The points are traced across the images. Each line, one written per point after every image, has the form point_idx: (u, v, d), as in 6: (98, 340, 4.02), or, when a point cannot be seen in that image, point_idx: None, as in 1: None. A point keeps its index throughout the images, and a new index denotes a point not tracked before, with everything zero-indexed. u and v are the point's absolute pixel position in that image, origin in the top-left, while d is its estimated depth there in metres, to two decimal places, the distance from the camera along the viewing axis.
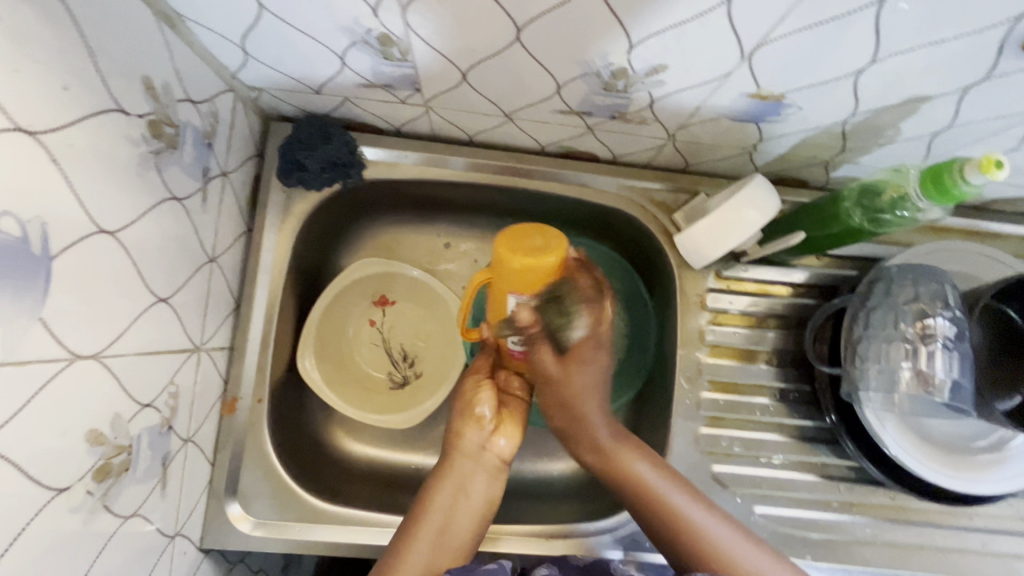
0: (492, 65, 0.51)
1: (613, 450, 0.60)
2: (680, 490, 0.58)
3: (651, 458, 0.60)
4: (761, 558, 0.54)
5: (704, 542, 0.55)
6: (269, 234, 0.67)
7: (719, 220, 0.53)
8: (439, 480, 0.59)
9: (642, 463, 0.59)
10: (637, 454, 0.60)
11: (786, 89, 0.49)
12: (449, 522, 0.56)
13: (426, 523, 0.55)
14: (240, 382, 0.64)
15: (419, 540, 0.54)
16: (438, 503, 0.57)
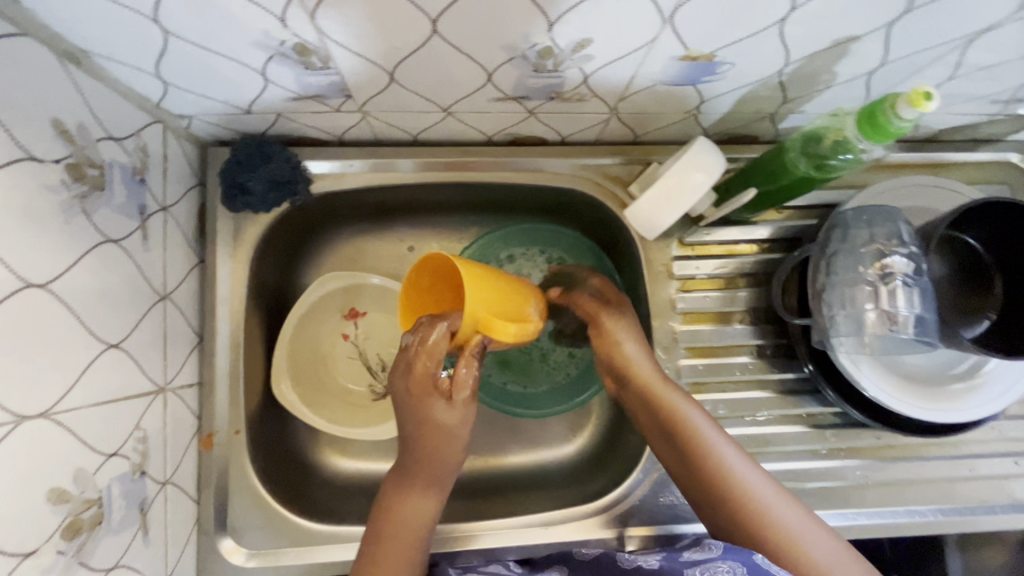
0: (418, 61, 0.50)
1: (660, 392, 0.60)
2: (721, 443, 0.58)
3: (701, 413, 0.59)
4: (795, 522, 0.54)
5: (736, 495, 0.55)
6: (223, 263, 0.65)
7: (668, 186, 0.51)
8: (408, 486, 0.59)
9: (694, 412, 0.59)
10: (684, 400, 0.60)
11: (715, 47, 0.49)
12: (422, 525, 0.59)
13: (399, 528, 0.58)
14: (215, 417, 0.63)
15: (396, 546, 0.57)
16: (412, 506, 0.59)
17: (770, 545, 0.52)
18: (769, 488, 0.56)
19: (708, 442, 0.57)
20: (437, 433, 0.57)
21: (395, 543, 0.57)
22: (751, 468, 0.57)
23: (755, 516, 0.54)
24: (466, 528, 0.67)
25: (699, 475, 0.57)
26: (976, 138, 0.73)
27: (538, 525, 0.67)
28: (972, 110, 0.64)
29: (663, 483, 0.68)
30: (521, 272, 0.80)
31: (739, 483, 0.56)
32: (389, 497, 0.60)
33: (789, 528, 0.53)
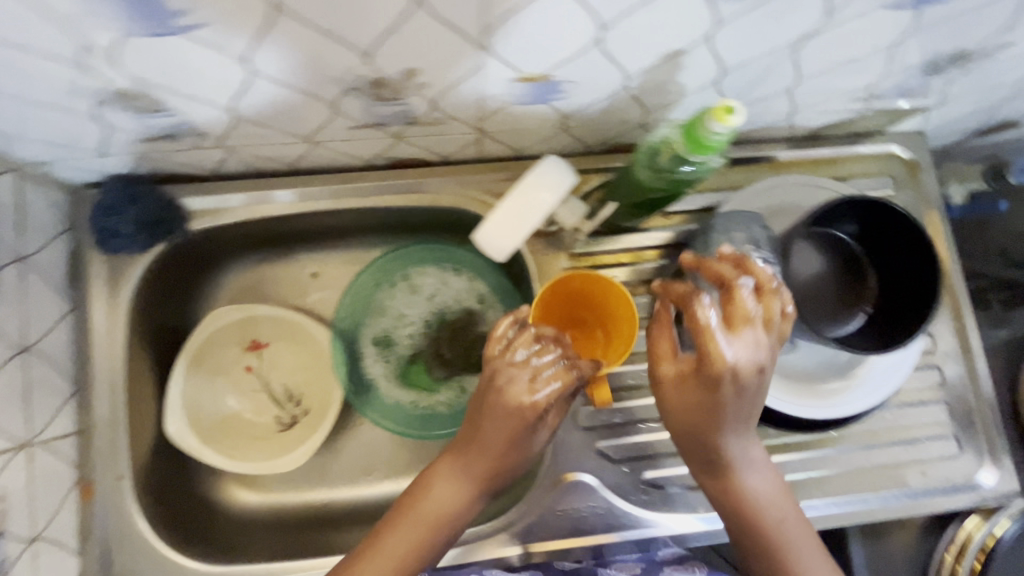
0: (252, 99, 0.50)
1: (735, 428, 0.52)
2: (770, 483, 0.56)
3: (761, 456, 0.56)
4: (817, 566, 0.55)
5: (771, 532, 0.55)
6: (99, 307, 0.64)
7: (517, 207, 0.51)
8: (454, 485, 0.58)
9: (753, 450, 0.55)
10: (752, 443, 0.55)
11: (546, 68, 0.49)
12: (435, 534, 0.57)
13: (411, 526, 0.57)
14: (96, 465, 0.62)
15: (412, 537, 0.57)
16: (434, 506, 0.58)
17: (759, 557, 0.56)
18: (805, 533, 0.56)
19: (761, 479, 0.56)
20: (512, 440, 0.56)
21: (403, 530, 0.57)
22: (793, 510, 0.56)
23: (761, 533, 0.55)
24: None
25: (742, 506, 0.55)
26: (857, 131, 0.75)
27: None
28: (837, 107, 0.65)
29: (563, 496, 0.68)
30: (417, 292, 0.81)
31: (763, 505, 0.55)
32: (425, 487, 0.59)
33: (795, 550, 0.55)
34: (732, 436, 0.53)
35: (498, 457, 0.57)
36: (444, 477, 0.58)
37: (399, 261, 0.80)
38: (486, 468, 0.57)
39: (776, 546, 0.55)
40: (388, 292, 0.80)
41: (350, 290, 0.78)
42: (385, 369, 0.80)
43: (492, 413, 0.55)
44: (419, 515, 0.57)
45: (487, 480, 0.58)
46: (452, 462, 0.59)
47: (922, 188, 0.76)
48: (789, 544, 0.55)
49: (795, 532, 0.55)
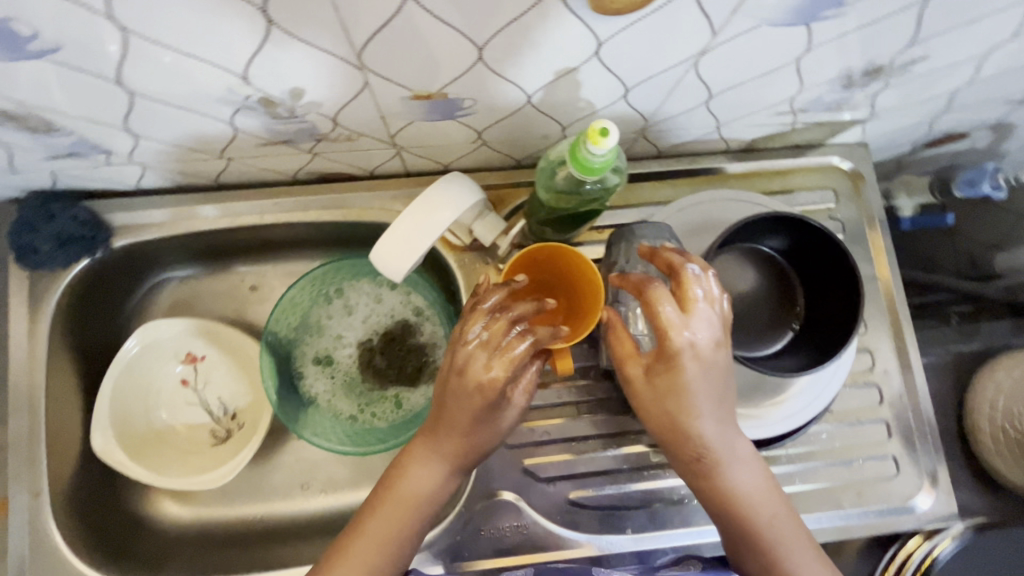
0: (143, 119, 0.49)
1: (714, 417, 0.50)
2: (756, 476, 0.52)
3: (745, 448, 0.52)
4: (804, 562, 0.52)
5: (755, 528, 0.52)
6: (21, 322, 0.65)
7: (413, 224, 0.50)
8: (426, 470, 0.56)
9: (738, 443, 0.52)
10: (736, 436, 0.51)
11: (437, 86, 0.48)
12: (409, 523, 0.57)
13: (386, 516, 0.56)
14: (14, 480, 0.63)
15: (389, 520, 0.56)
16: (409, 495, 0.57)
17: (746, 555, 0.53)
18: (792, 526, 0.53)
19: (747, 473, 0.52)
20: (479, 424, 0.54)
21: (382, 515, 0.56)
22: (779, 503, 0.53)
23: (748, 533, 0.52)
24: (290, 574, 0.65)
25: (723, 501, 0.52)
26: (797, 144, 0.73)
27: None
28: (764, 120, 0.64)
29: (486, 515, 0.67)
30: (351, 307, 0.80)
31: (750, 504, 0.52)
32: (397, 475, 0.57)
33: (786, 547, 0.52)
34: (713, 429, 0.50)
35: (468, 438, 0.55)
36: (419, 464, 0.57)
37: (334, 273, 0.79)
38: (454, 450, 0.55)
39: (764, 544, 0.52)
40: (326, 305, 0.79)
41: (282, 301, 0.76)
42: (327, 386, 0.78)
43: (452, 394, 0.52)
44: (396, 500, 0.56)
45: (456, 463, 0.56)
46: (421, 449, 0.57)
47: (864, 200, 0.75)
48: (777, 542, 0.52)
49: (782, 527, 0.52)
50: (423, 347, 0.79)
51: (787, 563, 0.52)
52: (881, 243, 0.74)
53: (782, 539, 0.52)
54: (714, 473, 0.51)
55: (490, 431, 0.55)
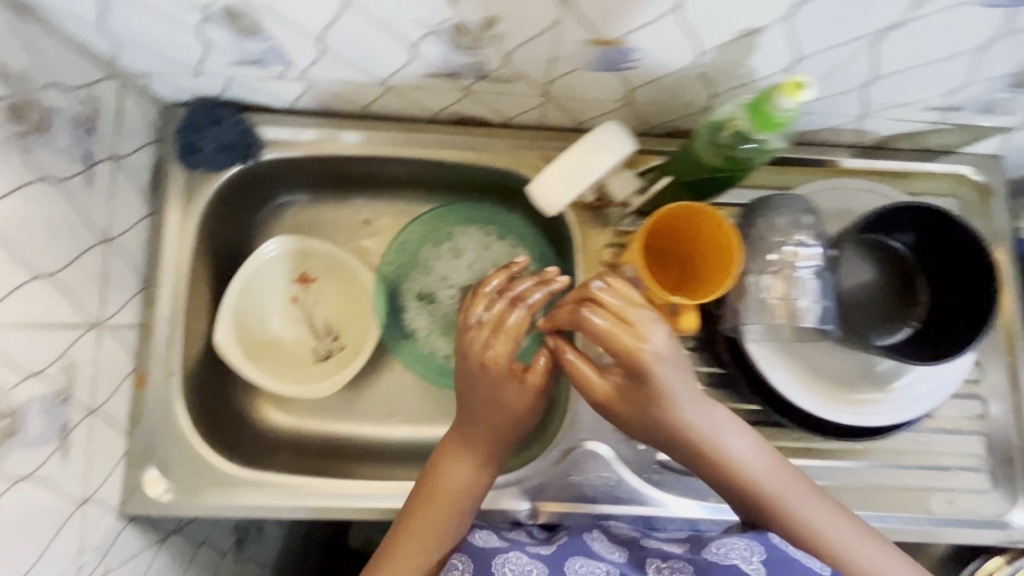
0: (341, 32, 0.53)
1: (684, 397, 0.55)
2: (750, 447, 0.58)
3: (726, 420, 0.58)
4: (832, 522, 0.55)
5: (772, 499, 0.56)
6: (173, 216, 0.70)
7: (577, 163, 0.53)
8: (462, 458, 0.61)
9: (719, 419, 0.57)
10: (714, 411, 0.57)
11: (620, 32, 0.50)
12: (462, 507, 0.60)
13: (434, 505, 0.59)
14: (150, 358, 0.67)
15: (438, 515, 0.59)
16: (455, 480, 0.60)
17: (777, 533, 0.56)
18: (806, 492, 0.57)
19: (740, 448, 0.57)
20: (489, 401, 0.61)
21: (430, 509, 0.59)
22: (783, 470, 0.58)
23: (768, 508, 0.56)
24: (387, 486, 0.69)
25: (734, 481, 0.57)
26: (929, 147, 0.73)
27: None
28: (910, 115, 0.64)
29: (573, 464, 0.69)
30: (460, 251, 0.83)
31: (757, 479, 0.57)
32: (439, 468, 0.61)
33: (808, 513, 0.56)
34: (689, 404, 0.56)
35: (492, 417, 0.62)
36: (451, 455, 0.62)
37: (448, 218, 0.82)
38: (483, 428, 0.62)
39: (789, 518, 0.56)
40: (435, 246, 0.83)
41: (399, 239, 0.81)
42: (428, 322, 0.81)
43: (467, 378, 0.62)
44: (441, 493, 0.60)
45: (489, 447, 0.62)
46: (456, 440, 0.63)
47: (989, 214, 0.74)
48: (802, 515, 0.56)
49: (798, 494, 0.56)
50: None
51: (813, 532, 0.55)
52: (1002, 259, 0.73)
53: (806, 511, 0.56)
54: (713, 453, 0.57)
55: (511, 404, 0.62)
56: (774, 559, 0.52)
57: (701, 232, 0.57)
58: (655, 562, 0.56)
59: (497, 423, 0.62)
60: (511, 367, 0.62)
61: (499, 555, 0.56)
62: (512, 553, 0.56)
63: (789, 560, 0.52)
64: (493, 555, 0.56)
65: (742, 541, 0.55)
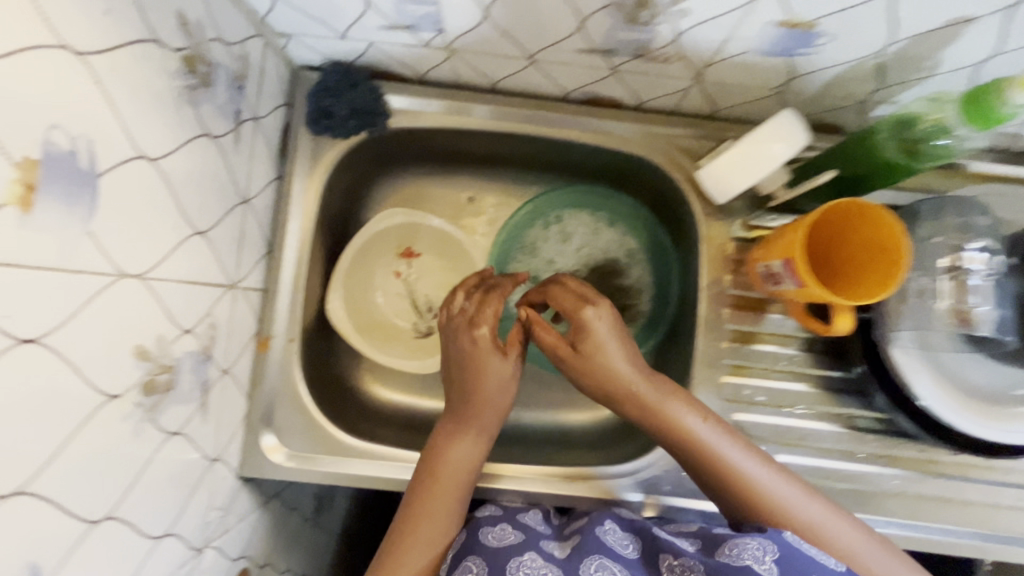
0: (514, 1, 0.51)
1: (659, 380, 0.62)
2: (716, 437, 0.61)
3: (691, 408, 0.62)
4: (816, 507, 0.57)
5: (756, 487, 0.58)
6: (299, 181, 0.69)
7: (744, 153, 0.51)
8: (461, 438, 0.63)
9: (682, 409, 0.62)
10: (678, 401, 0.62)
11: (817, 14, 0.48)
12: (462, 490, 0.61)
13: (441, 489, 0.60)
14: (273, 323, 0.67)
15: (441, 495, 0.60)
16: (455, 465, 0.61)
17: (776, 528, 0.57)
18: (787, 482, 0.59)
19: (711, 436, 0.61)
20: (478, 386, 0.63)
21: (439, 489, 0.60)
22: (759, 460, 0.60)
23: (756, 500, 0.58)
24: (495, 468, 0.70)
25: (719, 472, 0.59)
26: None
27: (558, 478, 0.69)
28: None
29: None
30: (568, 236, 0.82)
31: (739, 467, 0.59)
32: (439, 454, 0.62)
33: (794, 502, 0.57)
34: (657, 393, 0.62)
35: (481, 403, 0.64)
36: (456, 438, 0.64)
37: (559, 202, 0.80)
38: (470, 421, 0.64)
39: (776, 510, 0.57)
40: (543, 230, 0.81)
41: (509, 225, 0.80)
42: None
43: (453, 359, 0.66)
44: (445, 475, 0.61)
45: (487, 428, 0.64)
46: (450, 428, 0.64)
47: None
48: (793, 507, 0.57)
49: (777, 481, 0.59)
50: (628, 289, 0.81)
51: (807, 525, 0.57)
52: None
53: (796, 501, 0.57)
54: (692, 443, 0.60)
55: (484, 400, 0.64)
56: (787, 556, 0.49)
57: (867, 230, 0.55)
58: (668, 559, 0.54)
59: (491, 404, 0.64)
60: (489, 352, 0.64)
61: (514, 559, 0.53)
62: (528, 557, 0.53)
63: (798, 554, 0.49)
64: (506, 559, 0.53)
65: (753, 539, 0.50)
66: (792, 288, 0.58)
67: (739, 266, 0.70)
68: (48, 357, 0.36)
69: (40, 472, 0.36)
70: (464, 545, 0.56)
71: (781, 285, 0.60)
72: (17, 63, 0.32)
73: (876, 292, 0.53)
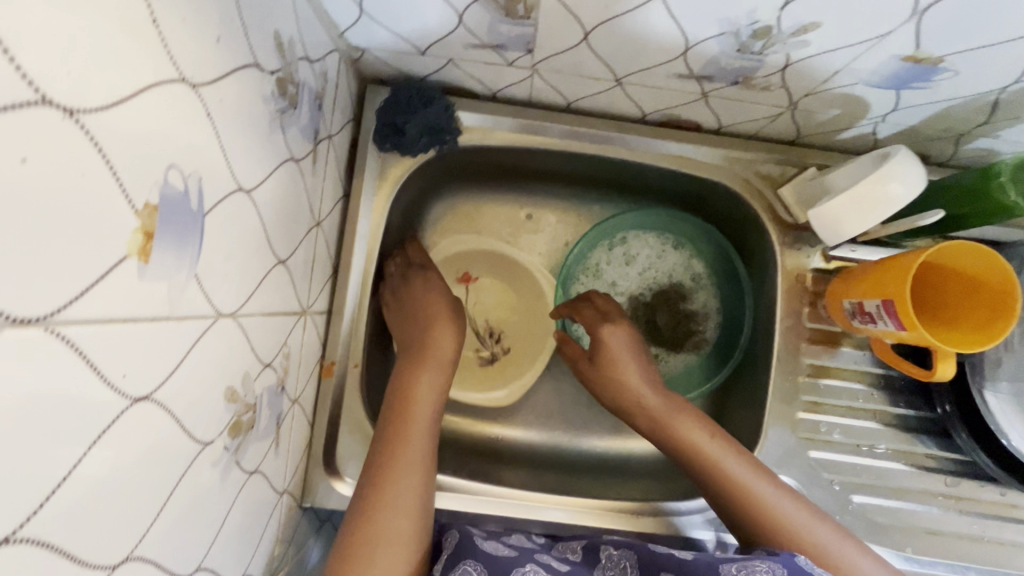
0: (621, 26, 0.48)
1: (667, 395, 0.65)
2: (727, 452, 0.60)
3: (701, 424, 0.62)
4: (834, 537, 0.55)
5: (765, 506, 0.57)
6: (365, 200, 0.67)
7: (857, 196, 0.49)
8: (419, 368, 0.63)
9: (692, 423, 0.62)
10: (690, 416, 0.63)
11: (949, 51, 0.45)
12: (429, 435, 0.59)
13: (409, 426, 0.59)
14: (337, 347, 0.65)
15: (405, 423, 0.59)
16: (421, 401, 0.60)
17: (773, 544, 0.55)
18: (802, 509, 0.57)
19: (721, 452, 0.60)
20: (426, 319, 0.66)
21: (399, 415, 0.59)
22: (771, 481, 0.58)
23: (753, 509, 0.57)
24: (560, 500, 0.68)
25: (725, 486, 0.59)
26: None
27: (625, 512, 0.68)
28: None
29: None
30: (634, 257, 0.79)
31: (743, 477, 0.58)
32: (403, 388, 0.61)
33: (805, 528, 0.55)
34: (667, 406, 0.64)
35: (432, 343, 0.64)
36: (415, 366, 0.63)
37: (625, 224, 0.78)
38: (426, 359, 0.63)
39: (778, 527, 0.55)
40: (607, 251, 0.79)
41: (575, 250, 0.77)
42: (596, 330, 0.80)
43: (409, 308, 0.68)
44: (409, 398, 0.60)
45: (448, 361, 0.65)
46: (406, 365, 0.63)
47: None
48: (805, 529, 0.55)
49: (789, 504, 0.57)
50: (694, 314, 0.79)
51: (818, 549, 0.54)
52: None
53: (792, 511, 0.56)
54: (699, 452, 0.60)
55: (439, 342, 0.65)
56: None
57: (975, 274, 0.53)
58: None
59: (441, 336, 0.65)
60: (441, 314, 0.67)
61: (517, 568, 0.50)
62: (530, 568, 0.51)
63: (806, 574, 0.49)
64: (509, 567, 0.50)
65: (762, 563, 0.50)
66: (892, 329, 0.56)
67: (817, 298, 0.68)
68: (157, 413, 0.33)
69: (145, 534, 0.34)
70: (460, 548, 0.52)
71: (876, 325, 0.58)
72: (143, 103, 0.29)
73: (987, 338, 0.51)
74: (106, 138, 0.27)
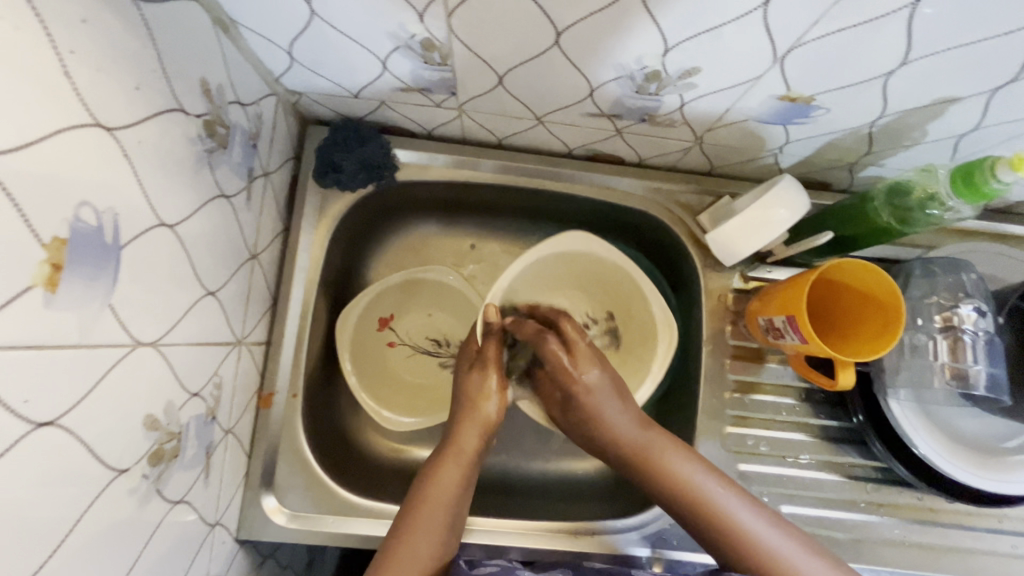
0: (528, 70, 0.53)
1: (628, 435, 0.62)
2: (708, 482, 0.58)
3: (690, 458, 0.60)
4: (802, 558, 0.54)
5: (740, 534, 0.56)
6: (305, 234, 0.69)
7: (748, 220, 0.54)
8: (445, 465, 0.63)
9: (674, 461, 0.59)
10: (665, 448, 0.61)
11: (815, 91, 0.51)
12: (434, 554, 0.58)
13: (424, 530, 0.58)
14: (277, 377, 0.67)
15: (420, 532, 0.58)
16: (439, 498, 0.60)
17: None
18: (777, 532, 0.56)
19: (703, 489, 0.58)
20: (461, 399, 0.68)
21: (423, 512, 0.59)
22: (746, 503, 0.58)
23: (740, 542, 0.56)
24: (499, 523, 0.69)
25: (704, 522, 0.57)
26: None
27: (566, 533, 0.69)
28: None
29: None
30: None
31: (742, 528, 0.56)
32: (421, 486, 0.62)
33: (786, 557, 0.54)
34: (641, 440, 0.62)
35: (457, 439, 0.65)
36: (444, 461, 0.63)
37: None
38: (446, 453, 0.64)
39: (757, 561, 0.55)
40: None
41: None
42: None
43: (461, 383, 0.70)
44: (433, 500, 0.60)
45: (473, 458, 0.64)
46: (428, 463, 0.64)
47: None
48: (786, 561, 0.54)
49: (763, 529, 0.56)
50: None
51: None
52: None
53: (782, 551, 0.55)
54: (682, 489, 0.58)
55: (462, 438, 0.65)
56: None
57: (867, 286, 0.57)
58: None
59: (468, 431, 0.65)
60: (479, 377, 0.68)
61: None
62: None
63: None
64: None
65: None
66: (797, 342, 0.59)
67: (739, 317, 0.72)
68: (64, 440, 0.35)
69: (47, 561, 0.34)
70: None
71: (784, 339, 0.61)
72: (53, 145, 0.32)
73: (880, 346, 0.55)
74: (12, 178, 0.29)
